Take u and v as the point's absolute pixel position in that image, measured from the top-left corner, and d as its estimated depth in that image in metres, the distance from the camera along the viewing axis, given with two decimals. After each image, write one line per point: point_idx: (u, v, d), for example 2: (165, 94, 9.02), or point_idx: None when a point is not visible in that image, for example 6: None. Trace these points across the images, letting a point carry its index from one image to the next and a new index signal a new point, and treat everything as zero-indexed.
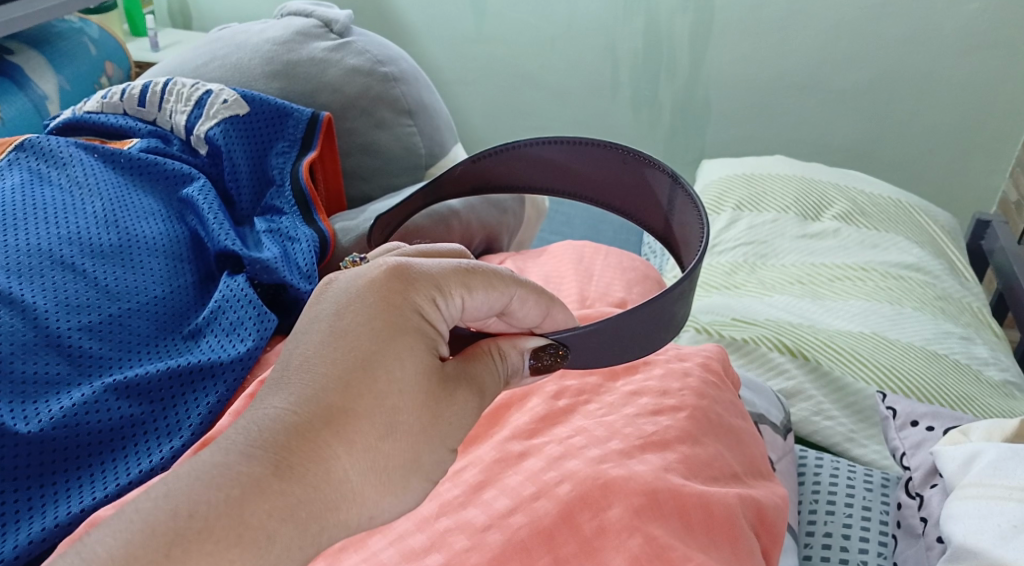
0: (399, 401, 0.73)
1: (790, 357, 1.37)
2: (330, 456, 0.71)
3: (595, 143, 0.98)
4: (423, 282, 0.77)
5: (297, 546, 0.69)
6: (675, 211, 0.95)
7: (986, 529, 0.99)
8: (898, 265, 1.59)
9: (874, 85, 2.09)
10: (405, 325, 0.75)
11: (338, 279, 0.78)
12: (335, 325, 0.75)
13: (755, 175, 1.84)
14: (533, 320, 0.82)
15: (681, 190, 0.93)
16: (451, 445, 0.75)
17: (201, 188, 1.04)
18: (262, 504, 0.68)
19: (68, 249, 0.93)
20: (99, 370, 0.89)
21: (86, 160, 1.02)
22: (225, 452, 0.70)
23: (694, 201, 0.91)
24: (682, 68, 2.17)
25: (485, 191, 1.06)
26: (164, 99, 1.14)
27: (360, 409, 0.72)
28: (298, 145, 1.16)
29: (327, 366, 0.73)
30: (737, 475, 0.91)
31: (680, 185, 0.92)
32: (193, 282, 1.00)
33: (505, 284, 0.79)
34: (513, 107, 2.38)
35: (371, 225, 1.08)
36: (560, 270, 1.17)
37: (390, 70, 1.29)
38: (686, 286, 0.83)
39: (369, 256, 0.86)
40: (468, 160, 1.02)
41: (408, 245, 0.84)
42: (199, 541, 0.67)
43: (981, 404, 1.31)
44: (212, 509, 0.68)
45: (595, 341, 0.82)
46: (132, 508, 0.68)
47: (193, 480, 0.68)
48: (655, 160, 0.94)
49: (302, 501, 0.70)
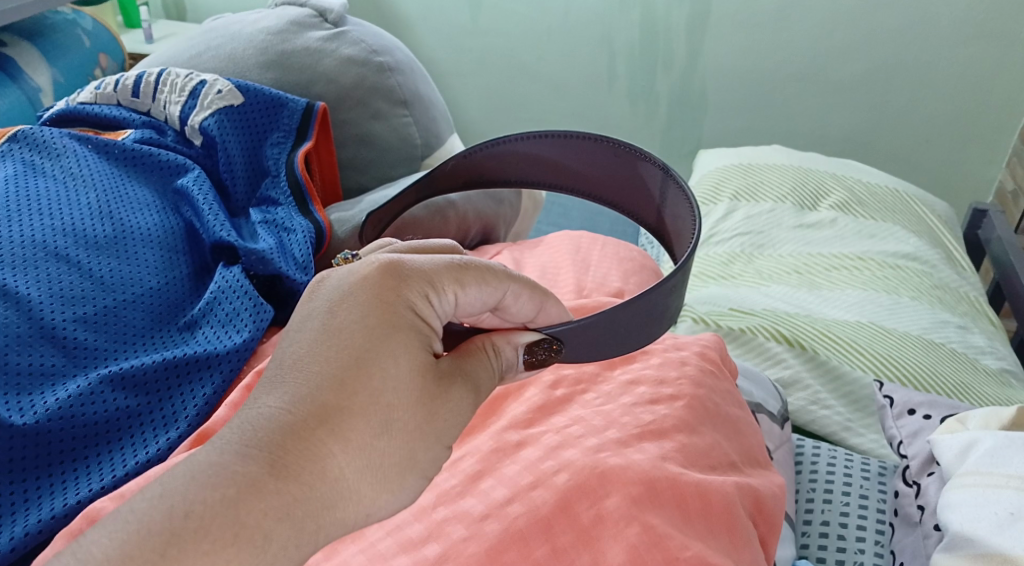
0: (395, 399, 0.73)
1: (788, 347, 1.37)
2: (325, 455, 0.71)
3: (587, 137, 0.97)
4: (415, 278, 0.76)
5: (294, 545, 0.69)
6: (667, 204, 0.94)
7: (984, 517, 0.99)
8: (895, 254, 1.59)
9: (871, 75, 2.09)
10: (398, 322, 0.75)
11: (330, 275, 0.77)
12: (328, 323, 0.74)
13: (752, 165, 1.84)
14: (527, 314, 0.81)
15: (673, 183, 0.92)
16: (447, 441, 0.75)
17: (196, 179, 1.04)
18: (259, 502, 0.68)
19: (63, 241, 0.93)
20: (94, 362, 0.89)
21: (80, 151, 1.02)
22: (221, 452, 0.70)
23: (686, 194, 0.90)
24: (679, 58, 2.17)
25: (478, 186, 1.05)
26: (157, 90, 1.13)
27: (355, 406, 0.72)
28: (293, 135, 1.15)
29: (321, 365, 0.73)
30: (735, 464, 0.91)
31: (673, 178, 0.92)
32: (189, 274, 0.99)
33: (498, 280, 0.79)
34: (509, 98, 2.38)
35: (363, 220, 1.07)
36: (557, 260, 1.17)
37: (385, 59, 1.28)
38: (679, 280, 0.83)
39: (362, 253, 0.86)
40: (461, 155, 1.02)
41: (401, 242, 0.83)
42: (195, 542, 0.67)
43: (979, 393, 1.31)
44: (209, 509, 0.67)
45: (589, 335, 0.81)
46: (128, 508, 0.68)
47: (189, 480, 0.68)
48: (648, 154, 0.94)
49: (298, 497, 0.69)
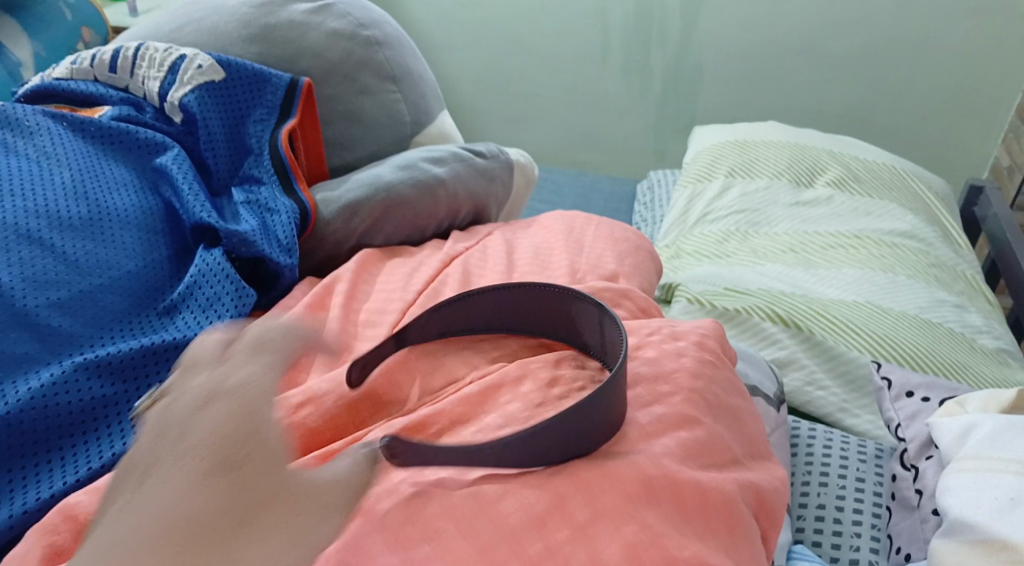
0: (266, 467, 0.72)
1: (783, 328, 1.35)
2: None
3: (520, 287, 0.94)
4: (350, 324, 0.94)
5: None
6: (602, 337, 0.91)
7: (983, 502, 0.97)
8: (891, 232, 1.56)
9: (869, 49, 2.05)
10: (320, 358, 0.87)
11: (178, 379, 0.75)
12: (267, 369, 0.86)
13: (747, 142, 1.80)
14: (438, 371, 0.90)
15: (606, 319, 0.90)
16: None
17: (175, 157, 1.01)
18: (152, 553, 0.66)
19: (36, 223, 0.89)
20: (70, 349, 0.86)
21: (55, 129, 0.98)
22: None
23: (618, 325, 0.88)
24: (674, 33, 2.13)
25: (410, 219, 1.11)
26: (136, 64, 1.09)
27: (229, 492, 0.69)
28: (277, 112, 1.11)
29: None
30: (738, 460, 0.88)
31: (608, 315, 0.89)
32: (169, 257, 0.96)
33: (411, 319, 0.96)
34: (502, 73, 2.34)
35: (335, 215, 1.08)
36: (550, 241, 1.12)
37: (372, 33, 1.24)
38: (618, 378, 0.81)
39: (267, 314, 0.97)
40: (383, 190, 1.09)
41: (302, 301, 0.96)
42: None
43: (976, 373, 1.29)
44: None
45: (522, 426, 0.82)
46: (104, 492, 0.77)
47: None
48: (584, 294, 0.91)
49: (192, 554, 0.67)
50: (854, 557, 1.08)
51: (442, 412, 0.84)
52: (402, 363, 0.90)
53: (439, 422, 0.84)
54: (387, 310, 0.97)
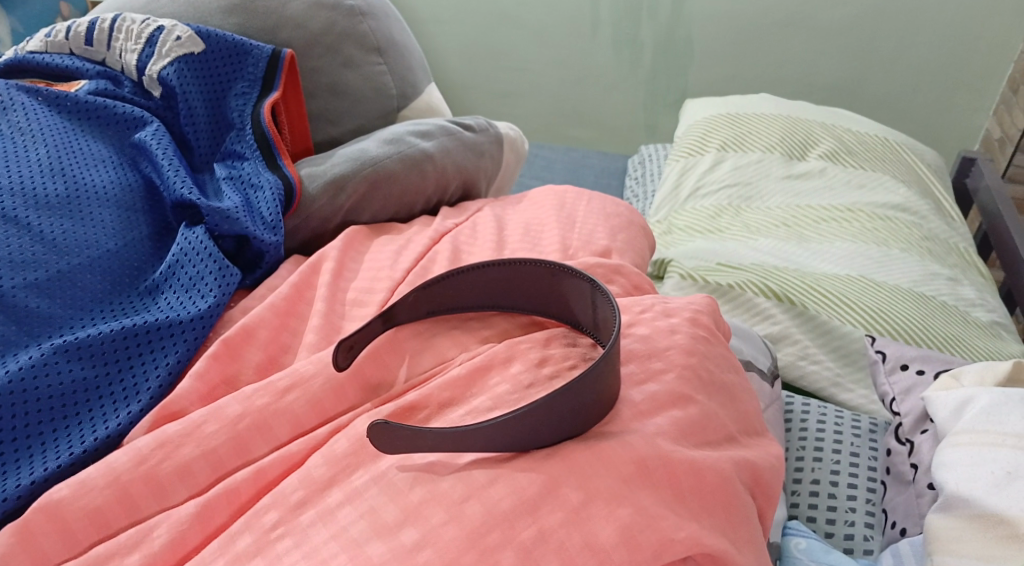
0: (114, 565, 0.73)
1: (776, 303, 1.33)
2: (257, 453, 0.79)
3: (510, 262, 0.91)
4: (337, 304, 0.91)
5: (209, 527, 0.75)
6: (596, 313, 0.89)
7: (980, 476, 0.95)
8: (885, 205, 1.54)
9: (860, 20, 2.03)
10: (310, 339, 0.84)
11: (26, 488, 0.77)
12: None
13: (739, 114, 1.78)
14: (426, 352, 0.88)
15: (601, 296, 0.87)
16: None
17: (154, 132, 0.98)
18: None
19: (11, 201, 0.87)
20: (49, 331, 0.83)
21: (30, 105, 0.95)
22: (161, 438, 0.78)
23: (613, 303, 0.85)
24: (664, 5, 2.09)
25: (395, 194, 1.08)
26: (112, 37, 1.06)
27: None
28: (259, 85, 1.08)
29: None
30: (732, 437, 0.86)
31: (601, 291, 0.87)
32: (150, 235, 0.94)
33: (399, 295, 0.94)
34: (488, 46, 2.30)
35: (321, 188, 1.05)
36: (541, 217, 1.10)
37: (356, 3, 1.21)
38: (610, 356, 0.79)
39: (251, 295, 0.94)
40: (367, 162, 1.06)
41: (287, 280, 0.94)
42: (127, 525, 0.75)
43: (970, 347, 1.28)
44: (143, 485, 0.76)
45: (513, 408, 0.80)
46: (85, 478, 0.76)
47: (134, 464, 0.77)
48: (575, 269, 0.89)
49: None
50: (849, 532, 1.06)
51: (429, 396, 0.82)
52: (390, 343, 0.88)
53: (427, 407, 0.82)
54: (375, 289, 0.94)
